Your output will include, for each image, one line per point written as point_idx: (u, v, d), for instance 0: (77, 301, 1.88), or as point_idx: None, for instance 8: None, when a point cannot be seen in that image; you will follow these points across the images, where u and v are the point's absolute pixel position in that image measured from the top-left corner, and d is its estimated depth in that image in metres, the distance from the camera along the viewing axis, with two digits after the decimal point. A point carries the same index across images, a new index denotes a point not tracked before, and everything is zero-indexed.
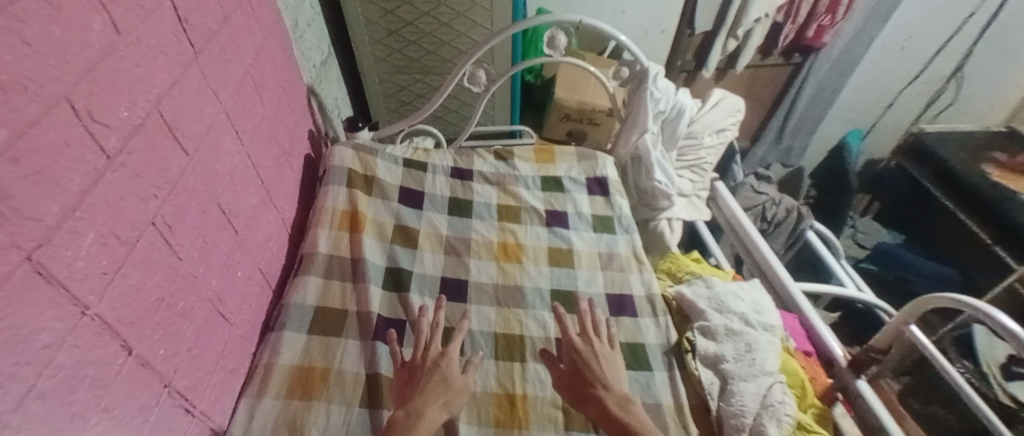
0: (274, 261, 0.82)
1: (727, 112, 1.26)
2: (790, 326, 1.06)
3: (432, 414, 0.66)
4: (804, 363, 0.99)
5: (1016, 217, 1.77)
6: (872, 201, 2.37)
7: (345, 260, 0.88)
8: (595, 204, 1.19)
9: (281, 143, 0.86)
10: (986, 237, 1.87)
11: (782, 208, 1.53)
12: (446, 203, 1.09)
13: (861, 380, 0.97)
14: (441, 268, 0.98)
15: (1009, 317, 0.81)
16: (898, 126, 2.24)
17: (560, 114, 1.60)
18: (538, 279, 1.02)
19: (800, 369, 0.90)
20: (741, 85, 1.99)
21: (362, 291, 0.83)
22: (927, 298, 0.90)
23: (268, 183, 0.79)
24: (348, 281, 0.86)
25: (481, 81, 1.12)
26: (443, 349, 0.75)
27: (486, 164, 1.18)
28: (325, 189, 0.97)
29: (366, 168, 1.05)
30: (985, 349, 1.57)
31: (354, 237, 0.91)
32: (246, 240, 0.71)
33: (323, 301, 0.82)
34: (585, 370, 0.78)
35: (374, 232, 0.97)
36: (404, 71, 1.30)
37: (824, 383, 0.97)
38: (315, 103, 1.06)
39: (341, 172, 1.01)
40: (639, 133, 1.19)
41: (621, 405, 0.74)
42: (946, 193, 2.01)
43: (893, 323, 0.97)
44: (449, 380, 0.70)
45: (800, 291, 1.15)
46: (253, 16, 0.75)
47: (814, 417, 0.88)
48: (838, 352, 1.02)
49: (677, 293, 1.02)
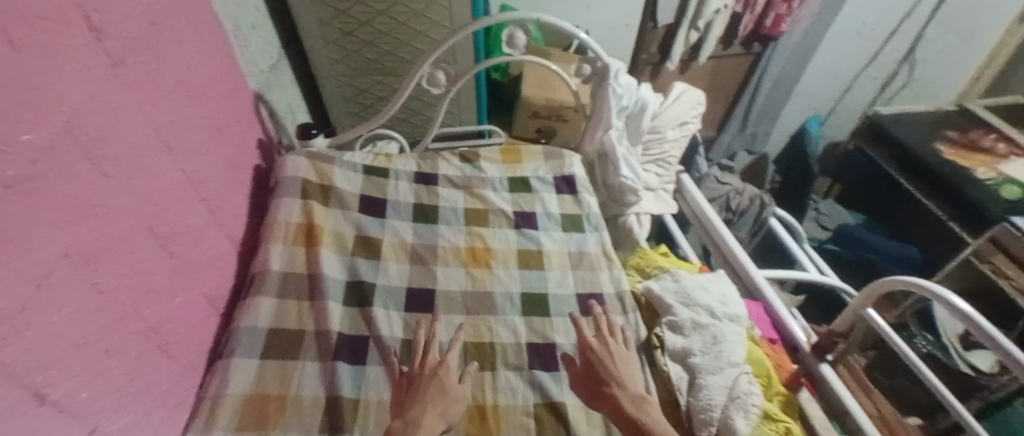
0: (223, 281, 0.78)
1: (688, 105, 1.26)
2: (756, 316, 1.06)
3: (431, 422, 0.65)
4: (769, 351, 0.99)
5: (970, 193, 1.83)
6: (834, 185, 2.41)
7: (301, 277, 0.84)
8: (564, 203, 1.18)
9: (226, 156, 0.81)
10: (941, 213, 1.93)
11: (745, 197, 1.56)
12: (410, 209, 1.05)
13: (825, 365, 0.99)
14: (406, 278, 0.95)
15: (960, 298, 0.82)
16: (856, 111, 2.30)
17: (529, 112, 1.58)
18: (508, 283, 1.01)
19: (766, 358, 0.91)
20: (705, 76, 2.00)
21: (320, 309, 0.80)
22: (884, 282, 0.90)
23: (211, 200, 0.75)
24: (305, 300, 0.82)
25: (440, 82, 1.08)
26: (441, 356, 0.75)
27: (451, 168, 1.16)
28: (277, 201, 0.92)
29: (322, 176, 1.00)
30: (945, 320, 1.61)
31: (311, 251, 0.87)
32: (186, 262, 0.66)
33: (279, 323, 0.78)
34: (600, 370, 0.80)
35: (334, 245, 0.92)
36: (362, 73, 1.25)
37: (791, 369, 0.97)
38: (265, 111, 1.01)
39: (295, 182, 0.95)
40: (604, 129, 1.19)
41: (635, 404, 0.75)
42: (904, 174, 2.06)
43: (852, 307, 0.96)
44: (446, 387, 0.70)
45: (765, 279, 1.16)
46: (186, 22, 0.70)
47: (781, 405, 0.88)
48: (802, 338, 1.03)
49: (646, 289, 1.02)
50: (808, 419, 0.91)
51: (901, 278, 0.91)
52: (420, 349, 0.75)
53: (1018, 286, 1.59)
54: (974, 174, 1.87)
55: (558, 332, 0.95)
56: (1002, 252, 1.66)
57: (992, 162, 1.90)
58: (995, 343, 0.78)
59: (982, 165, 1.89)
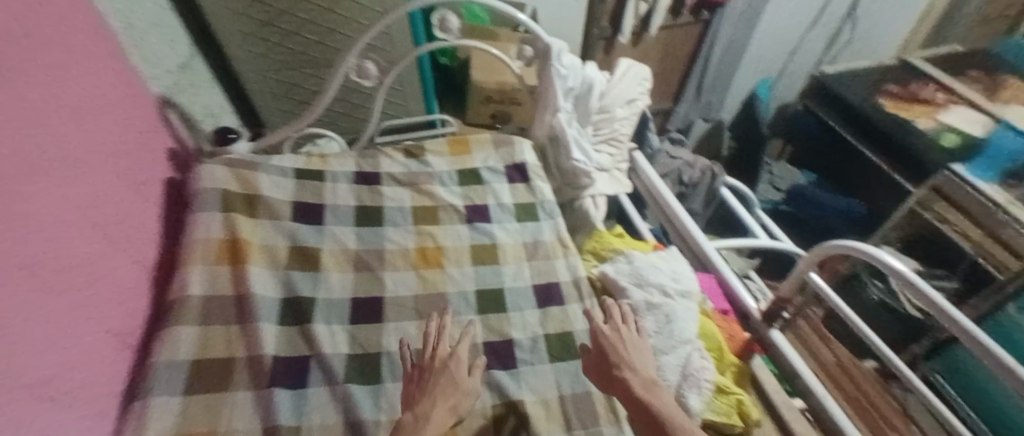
0: (126, 317, 0.73)
1: (634, 82, 1.23)
2: (708, 287, 1.13)
3: (441, 416, 0.70)
4: (722, 323, 1.04)
5: (911, 143, 1.88)
6: (786, 147, 2.47)
7: (226, 300, 0.81)
8: (517, 192, 1.16)
9: (114, 176, 0.74)
10: (887, 167, 1.99)
11: (697, 170, 1.49)
12: (350, 212, 1.00)
13: (775, 331, 1.02)
14: (350, 288, 0.91)
15: (894, 258, 0.81)
16: (803, 73, 2.32)
17: (481, 97, 1.52)
18: (462, 282, 1.00)
19: (717, 333, 0.97)
20: (659, 47, 1.96)
21: (251, 333, 0.78)
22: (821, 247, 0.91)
23: (97, 216, 0.69)
24: (233, 325, 0.79)
25: (371, 74, 0.98)
26: (452, 349, 0.80)
27: (395, 165, 1.11)
28: (194, 218, 0.86)
29: (245, 185, 0.94)
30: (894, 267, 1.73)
31: (237, 270, 0.83)
32: (66, 295, 0.60)
33: (203, 352, 0.75)
34: (610, 355, 0.83)
35: (262, 259, 0.87)
36: (290, 66, 1.16)
37: (742, 338, 1.02)
38: (173, 115, 0.93)
39: (212, 195, 0.89)
40: (552, 113, 1.15)
41: (646, 387, 0.77)
42: (852, 132, 2.11)
43: (796, 273, 0.97)
44: (456, 381, 0.75)
45: (715, 250, 1.20)
46: (56, 30, 0.62)
47: (733, 376, 0.95)
48: (751, 306, 1.07)
49: (601, 273, 1.05)
50: (760, 386, 0.97)
51: (844, 242, 0.91)
52: (432, 339, 0.80)
53: (961, 231, 1.65)
54: (914, 125, 1.88)
55: (516, 327, 0.97)
56: (945, 200, 1.70)
57: (930, 111, 1.91)
58: (930, 303, 0.77)
59: (919, 115, 1.91)
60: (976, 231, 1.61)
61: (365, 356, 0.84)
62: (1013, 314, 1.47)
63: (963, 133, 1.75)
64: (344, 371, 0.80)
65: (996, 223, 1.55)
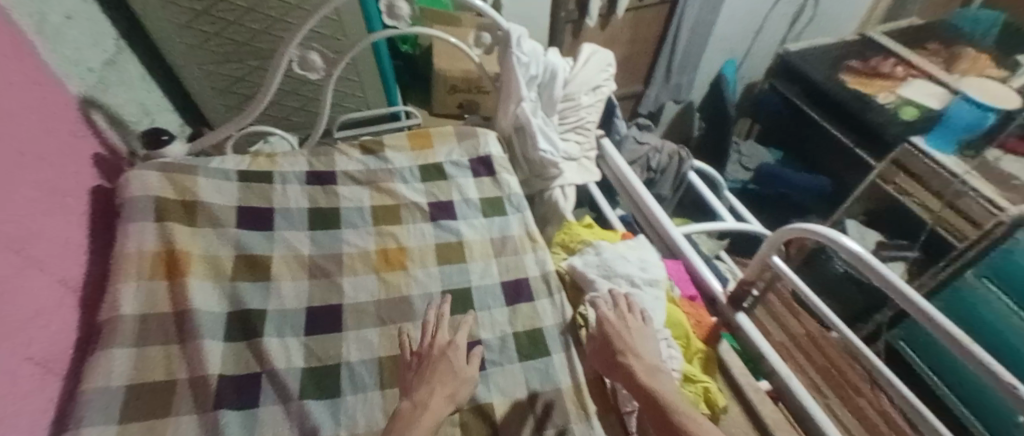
0: (53, 340, 0.70)
1: (599, 67, 1.20)
2: (675, 274, 1.12)
3: (437, 404, 0.73)
4: (688, 309, 1.05)
5: (871, 118, 1.89)
6: (754, 125, 2.46)
7: (164, 317, 0.79)
8: (482, 187, 1.13)
9: (34, 186, 0.71)
10: (850, 143, 1.99)
11: (665, 155, 1.44)
12: (303, 215, 0.97)
13: (741, 314, 1.03)
14: (304, 298, 0.89)
15: (850, 240, 0.84)
16: (770, 51, 2.32)
17: (447, 86, 1.46)
18: (427, 283, 0.97)
19: (685, 321, 0.96)
20: (626, 29, 1.92)
21: (193, 349, 0.76)
22: (777, 234, 0.92)
23: (17, 235, 0.66)
24: (173, 344, 0.77)
25: (317, 65, 0.92)
26: (450, 336, 0.84)
27: (351, 162, 1.07)
28: (124, 229, 0.82)
29: (183, 191, 0.90)
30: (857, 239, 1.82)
31: (176, 284, 0.81)
32: None
33: (140, 375, 0.73)
34: (615, 341, 0.84)
35: (203, 269, 0.85)
36: (233, 58, 1.10)
37: (709, 324, 1.03)
38: (99, 118, 0.90)
39: (145, 204, 0.85)
40: (516, 102, 1.10)
41: (649, 372, 0.79)
42: (816, 109, 2.11)
43: (758, 257, 0.97)
44: (455, 370, 0.79)
45: (683, 236, 1.19)
46: None
47: (699, 364, 0.96)
48: (718, 291, 1.08)
49: (569, 266, 1.03)
50: (729, 371, 0.98)
51: (804, 226, 0.93)
52: (430, 329, 0.85)
53: (919, 201, 1.71)
54: (874, 100, 1.90)
55: (483, 327, 0.95)
56: (904, 172, 1.75)
57: (890, 86, 1.93)
58: (885, 281, 0.80)
59: (879, 90, 1.92)
60: (933, 200, 1.67)
61: (322, 369, 0.82)
62: (971, 281, 1.55)
63: (922, 107, 1.78)
64: (299, 385, 0.79)
65: (954, 193, 1.61)
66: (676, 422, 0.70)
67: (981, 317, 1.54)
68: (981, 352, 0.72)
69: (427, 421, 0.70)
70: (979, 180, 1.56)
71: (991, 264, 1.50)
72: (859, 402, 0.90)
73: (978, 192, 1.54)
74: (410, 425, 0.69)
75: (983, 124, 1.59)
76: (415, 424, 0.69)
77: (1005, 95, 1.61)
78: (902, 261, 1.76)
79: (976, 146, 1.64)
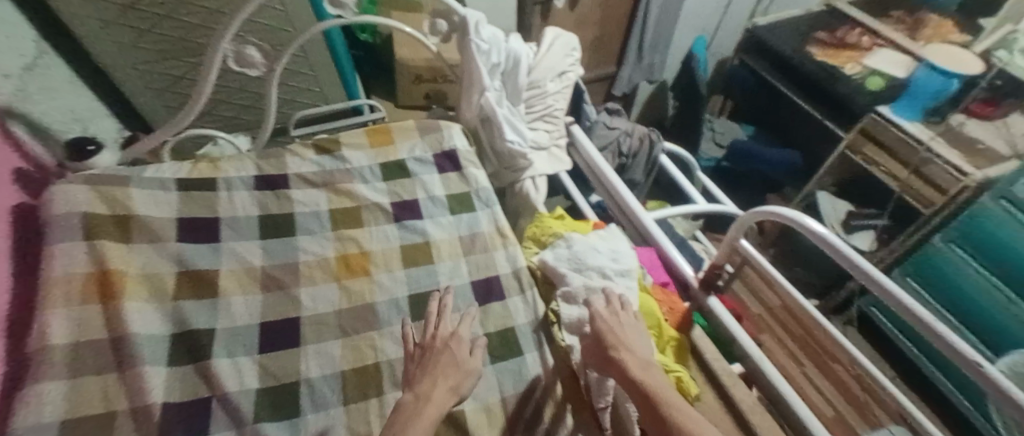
0: None
1: (564, 52, 1.15)
2: (647, 261, 1.11)
3: (441, 398, 0.74)
4: (660, 296, 1.02)
5: (839, 90, 1.83)
6: (726, 101, 2.42)
7: (101, 343, 0.74)
8: (449, 183, 1.09)
9: None
10: (819, 115, 1.95)
11: (636, 139, 1.39)
12: (255, 225, 0.94)
13: (713, 298, 1.03)
14: (258, 313, 0.87)
15: (815, 223, 0.83)
16: (738, 26, 2.19)
17: (411, 76, 1.39)
18: (392, 288, 0.94)
19: (657, 310, 0.93)
20: (598, 10, 1.85)
21: (134, 377, 0.73)
22: (746, 216, 0.93)
23: None
24: (111, 372, 0.73)
25: (255, 61, 0.85)
26: (454, 328, 0.85)
27: (305, 164, 1.03)
28: (50, 251, 0.77)
29: (115, 206, 0.85)
30: (828, 212, 1.86)
31: (110, 308, 0.76)
32: None
33: (76, 407, 0.69)
34: (608, 336, 0.80)
35: (143, 290, 0.81)
36: (170, 56, 1.05)
37: (681, 309, 1.01)
38: (17, 129, 0.83)
39: (73, 223, 0.79)
40: (479, 92, 1.04)
41: (643, 367, 0.75)
42: (784, 82, 2.05)
43: (725, 243, 0.97)
44: (457, 361, 0.79)
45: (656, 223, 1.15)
46: None
47: (673, 351, 0.93)
48: (690, 275, 1.07)
49: (540, 261, 0.99)
50: (702, 357, 0.97)
51: (769, 208, 0.92)
52: (433, 320, 0.85)
53: (887, 171, 1.69)
54: (841, 72, 1.87)
55: None
56: (871, 141, 1.71)
57: (856, 56, 1.91)
58: (854, 265, 0.78)
59: (847, 61, 1.90)
60: (902, 169, 1.65)
61: (280, 388, 0.81)
62: (938, 246, 1.61)
63: (889, 77, 1.79)
64: (253, 408, 0.78)
65: (921, 161, 1.59)
66: (666, 414, 0.68)
67: (951, 281, 1.60)
68: (938, 326, 0.72)
69: (431, 413, 0.71)
70: (945, 147, 1.55)
71: (957, 227, 1.54)
72: (837, 368, 0.89)
73: (945, 159, 1.53)
74: (410, 419, 0.69)
75: (947, 89, 1.58)
76: (417, 417, 0.70)
77: (965, 61, 1.63)
78: (871, 230, 1.81)
79: (942, 111, 1.62)
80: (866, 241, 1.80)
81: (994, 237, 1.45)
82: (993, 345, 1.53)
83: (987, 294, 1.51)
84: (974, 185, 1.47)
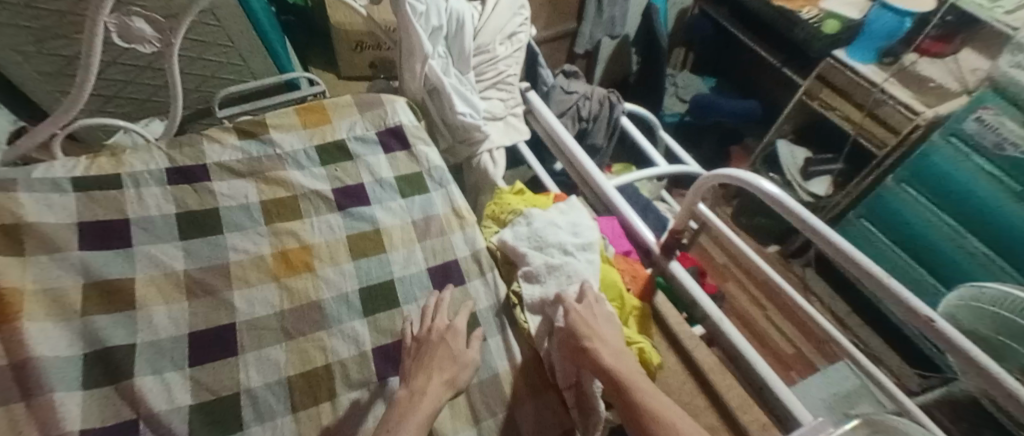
0: None
1: (511, 10, 1.06)
2: (609, 231, 1.04)
3: (436, 390, 0.71)
4: (623, 265, 0.97)
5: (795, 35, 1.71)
6: (687, 53, 2.29)
7: (3, 371, 0.66)
8: (396, 163, 1.00)
9: None
10: (777, 62, 1.87)
11: (596, 102, 1.31)
12: (177, 222, 0.86)
13: (675, 262, 1.00)
14: (185, 321, 0.79)
15: (768, 182, 0.79)
16: None
17: (350, 43, 1.26)
18: (339, 282, 0.87)
19: (619, 281, 0.87)
20: None
21: (44, 407, 0.65)
22: (702, 180, 0.88)
23: None
24: (17, 402, 0.65)
25: (145, 35, 0.75)
26: (449, 320, 0.81)
27: (227, 151, 0.94)
28: None
29: (1, 215, 0.76)
30: (787, 159, 1.86)
31: (6, 331, 0.68)
32: None
33: None
34: (579, 327, 0.75)
35: (43, 306, 0.73)
36: (55, 34, 0.94)
37: (646, 277, 0.96)
38: None
39: None
40: (422, 61, 0.92)
41: (615, 355, 0.71)
42: (742, 28, 1.98)
43: (683, 210, 0.93)
44: (454, 354, 0.76)
45: (617, 190, 1.10)
46: None
47: (636, 321, 0.88)
48: (652, 241, 1.02)
49: (499, 241, 0.93)
50: (664, 322, 0.94)
51: (728, 171, 0.87)
52: (430, 313, 0.82)
53: (843, 115, 1.65)
54: (798, 15, 1.71)
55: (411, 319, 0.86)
56: (828, 87, 1.68)
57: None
58: (805, 223, 0.75)
59: (806, 5, 1.74)
60: (857, 113, 1.61)
61: (217, 402, 0.74)
62: (891, 186, 1.59)
63: (844, 19, 1.65)
64: (188, 426, 0.71)
65: (874, 102, 1.56)
66: (635, 400, 0.64)
67: (903, 220, 1.59)
68: (897, 287, 0.69)
69: (425, 408, 0.69)
70: (899, 88, 1.52)
71: (909, 166, 1.52)
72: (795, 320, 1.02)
73: (897, 100, 1.50)
74: (404, 416, 0.67)
75: (900, 30, 1.53)
76: (411, 412, 0.68)
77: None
78: (827, 176, 1.80)
79: (895, 52, 1.59)
80: (821, 187, 1.79)
81: (943, 173, 1.44)
82: (945, 279, 1.56)
83: (937, 230, 1.52)
84: (925, 124, 1.46)
